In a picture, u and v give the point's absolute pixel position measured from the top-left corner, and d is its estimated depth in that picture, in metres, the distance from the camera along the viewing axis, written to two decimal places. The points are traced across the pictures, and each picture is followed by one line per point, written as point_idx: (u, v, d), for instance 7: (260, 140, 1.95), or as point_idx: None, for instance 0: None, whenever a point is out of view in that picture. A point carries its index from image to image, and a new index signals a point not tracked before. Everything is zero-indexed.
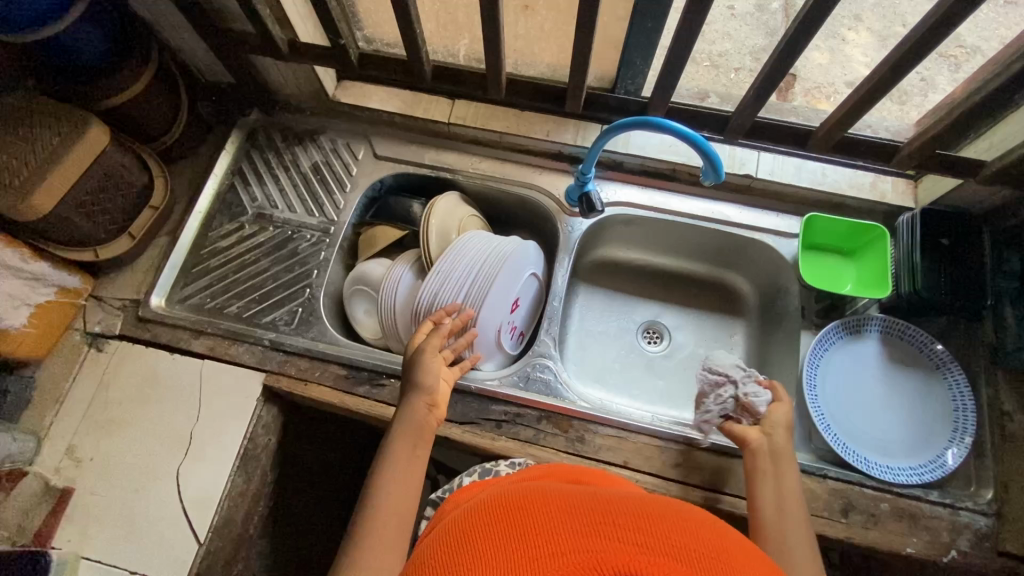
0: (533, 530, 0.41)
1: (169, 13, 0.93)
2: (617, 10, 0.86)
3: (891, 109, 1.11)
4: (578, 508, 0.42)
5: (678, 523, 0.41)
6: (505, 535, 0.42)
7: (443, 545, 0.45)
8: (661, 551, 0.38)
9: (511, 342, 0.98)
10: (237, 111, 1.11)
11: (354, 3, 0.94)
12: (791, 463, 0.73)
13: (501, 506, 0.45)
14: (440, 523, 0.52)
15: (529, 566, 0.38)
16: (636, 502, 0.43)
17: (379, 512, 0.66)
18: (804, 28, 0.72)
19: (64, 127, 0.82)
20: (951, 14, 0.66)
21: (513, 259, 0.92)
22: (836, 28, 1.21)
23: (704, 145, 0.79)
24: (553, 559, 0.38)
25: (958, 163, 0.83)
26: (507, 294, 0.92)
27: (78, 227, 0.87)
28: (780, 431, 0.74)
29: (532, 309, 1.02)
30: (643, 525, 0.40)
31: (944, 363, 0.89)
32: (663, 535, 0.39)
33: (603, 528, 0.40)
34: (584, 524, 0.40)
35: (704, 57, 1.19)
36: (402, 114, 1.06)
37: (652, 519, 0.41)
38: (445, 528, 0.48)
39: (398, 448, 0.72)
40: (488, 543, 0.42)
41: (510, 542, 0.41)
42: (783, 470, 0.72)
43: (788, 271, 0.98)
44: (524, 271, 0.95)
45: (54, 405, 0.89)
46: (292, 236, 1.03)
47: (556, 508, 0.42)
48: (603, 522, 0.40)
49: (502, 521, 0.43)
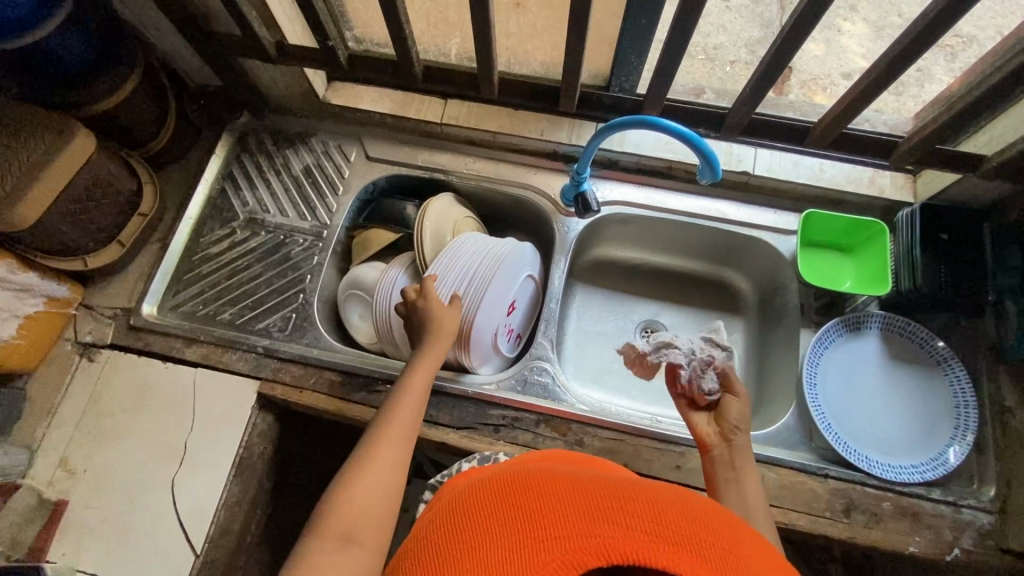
0: (540, 510, 0.40)
1: (153, 15, 0.91)
2: (610, 7, 0.85)
3: (888, 101, 1.10)
4: (587, 492, 0.41)
5: (687, 514, 0.40)
6: (511, 514, 0.41)
7: (448, 522, 0.45)
8: (670, 537, 0.37)
9: (510, 345, 0.97)
10: (227, 115, 1.09)
11: (343, 3, 0.92)
12: (752, 467, 0.69)
13: (507, 488, 0.44)
14: (440, 505, 0.51)
15: (534, 548, 0.37)
16: (647, 495, 0.42)
17: (387, 431, 0.68)
18: (801, 24, 0.70)
19: (49, 134, 0.80)
20: (950, 9, 0.65)
21: (511, 259, 0.91)
22: (832, 18, 1.19)
23: (700, 144, 0.77)
24: (560, 537, 0.37)
25: (957, 159, 0.82)
26: (506, 295, 0.91)
27: (66, 236, 0.86)
28: (739, 435, 0.71)
29: (530, 311, 1.01)
30: (653, 515, 0.39)
31: (945, 359, 0.88)
32: (672, 524, 0.38)
33: (611, 513, 0.39)
34: (593, 509, 0.39)
35: (699, 50, 1.17)
36: (394, 115, 1.05)
37: (663, 509, 0.40)
38: (450, 503, 0.48)
39: (412, 380, 0.74)
40: (493, 522, 0.41)
41: (515, 521, 0.40)
42: (744, 475, 0.69)
43: (787, 268, 0.97)
44: (522, 271, 0.95)
45: (46, 416, 0.88)
46: (284, 240, 1.01)
47: (564, 491, 0.42)
48: (611, 507, 0.39)
49: (508, 501, 0.42)
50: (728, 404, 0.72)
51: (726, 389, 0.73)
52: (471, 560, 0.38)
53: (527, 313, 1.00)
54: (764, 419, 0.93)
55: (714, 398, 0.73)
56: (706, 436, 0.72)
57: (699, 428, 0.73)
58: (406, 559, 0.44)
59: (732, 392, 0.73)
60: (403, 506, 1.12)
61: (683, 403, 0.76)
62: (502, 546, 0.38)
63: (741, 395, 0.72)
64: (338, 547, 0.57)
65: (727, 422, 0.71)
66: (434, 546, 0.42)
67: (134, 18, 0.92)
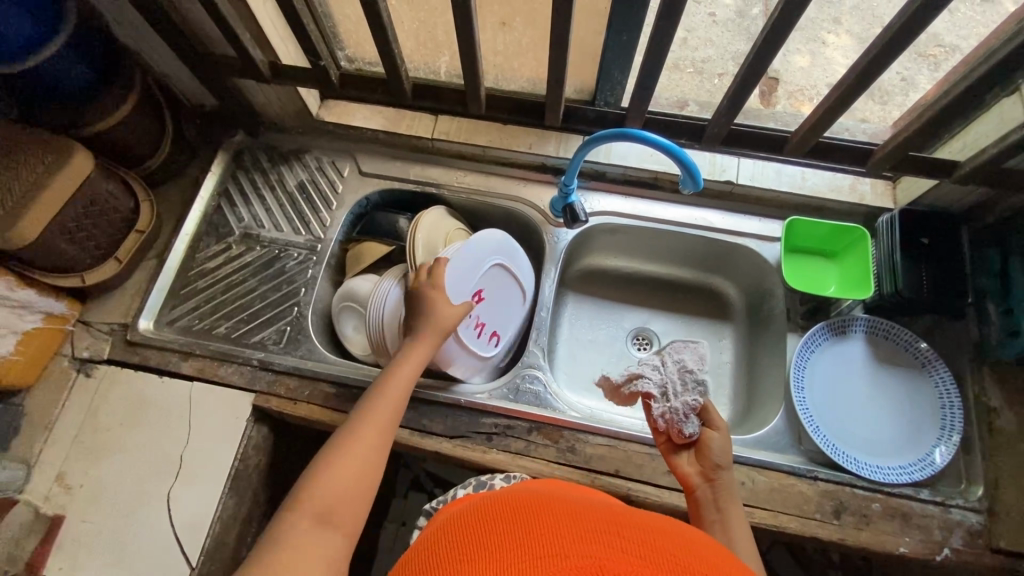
0: (538, 530, 0.41)
1: (152, 39, 0.94)
2: (593, 24, 0.88)
3: (873, 110, 1.14)
4: (585, 519, 0.42)
5: (677, 546, 0.41)
6: (512, 528, 0.42)
7: (446, 537, 0.45)
8: (662, 562, 0.38)
9: (484, 345, 0.94)
10: (223, 134, 1.12)
11: (335, 24, 0.95)
12: (737, 507, 0.68)
13: (508, 509, 0.45)
14: (437, 525, 0.50)
15: (533, 564, 0.37)
16: (645, 527, 0.42)
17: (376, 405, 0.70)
18: (771, 39, 0.73)
19: (50, 155, 0.83)
20: (913, 22, 0.68)
21: (468, 250, 0.90)
22: (816, 31, 1.23)
23: (680, 154, 0.80)
24: (557, 551, 0.38)
25: (932, 165, 0.85)
26: (467, 285, 0.89)
27: (64, 254, 0.88)
28: (722, 473, 0.70)
29: (508, 310, 0.98)
30: (651, 546, 0.40)
31: (929, 361, 0.90)
32: (664, 552, 0.39)
33: (607, 536, 0.40)
34: (593, 530, 0.40)
35: (687, 64, 1.21)
36: (385, 131, 1.08)
37: (654, 537, 0.41)
38: (450, 522, 0.48)
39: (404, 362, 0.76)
40: (492, 534, 0.42)
41: (515, 534, 0.41)
42: (728, 513, 0.67)
43: (772, 274, 0.99)
44: (486, 263, 0.93)
45: (43, 432, 0.89)
46: (279, 255, 1.03)
47: (563, 516, 0.43)
48: (610, 534, 0.40)
49: (507, 516, 0.43)
50: (706, 441, 0.72)
51: (707, 422, 0.74)
52: (468, 571, 0.38)
53: (500, 311, 0.97)
54: (754, 423, 0.94)
55: (695, 436, 0.73)
56: (690, 477, 0.72)
57: (684, 469, 0.73)
58: (402, 571, 0.44)
59: (710, 428, 0.73)
60: (399, 519, 1.13)
61: (669, 445, 0.76)
62: (499, 561, 0.38)
63: (721, 430, 0.73)
64: (313, 525, 0.58)
65: (707, 460, 0.71)
66: (432, 557, 0.43)
67: (133, 42, 0.95)
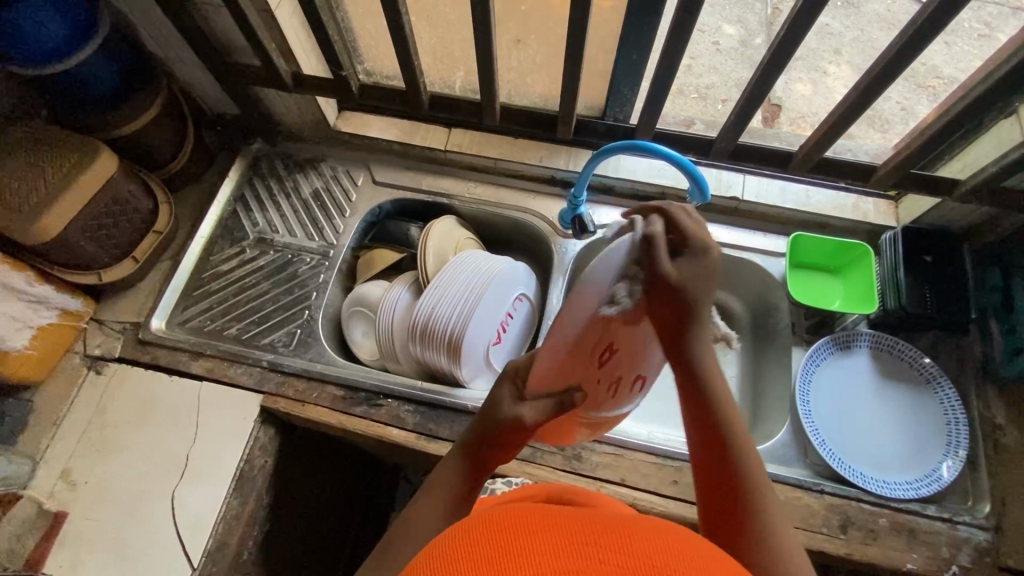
0: (493, 547, 0.34)
1: (178, 46, 0.98)
2: (604, 44, 0.92)
3: (872, 137, 1.17)
4: (550, 525, 0.36)
5: (665, 548, 0.34)
6: (459, 553, 0.35)
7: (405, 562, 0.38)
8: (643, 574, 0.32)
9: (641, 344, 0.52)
10: (242, 140, 1.15)
11: (356, 37, 0.99)
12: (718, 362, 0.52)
13: (463, 525, 0.38)
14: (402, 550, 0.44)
15: None
16: (622, 523, 0.37)
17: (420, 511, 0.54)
18: (776, 60, 0.77)
19: (75, 155, 0.85)
20: (908, 47, 0.71)
21: None
22: (817, 61, 1.27)
23: (692, 168, 0.82)
24: None
25: (932, 183, 0.87)
26: None
27: (83, 251, 0.90)
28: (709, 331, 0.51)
29: None
30: (628, 548, 0.34)
31: (934, 377, 0.90)
32: (644, 556, 0.33)
33: (581, 546, 0.34)
34: (554, 542, 0.34)
35: (691, 89, 1.24)
36: (400, 142, 1.10)
37: (624, 536, 0.35)
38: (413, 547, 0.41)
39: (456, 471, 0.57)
40: (442, 562, 0.35)
41: (467, 559, 0.34)
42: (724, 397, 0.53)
43: (777, 289, 1.00)
44: None
45: (51, 428, 0.90)
46: (292, 259, 1.05)
47: (520, 523, 0.36)
48: (584, 542, 0.34)
49: (471, 528, 0.37)
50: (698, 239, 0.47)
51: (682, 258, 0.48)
52: None
53: None
54: (759, 437, 0.94)
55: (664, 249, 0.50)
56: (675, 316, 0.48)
57: (671, 267, 0.46)
58: None
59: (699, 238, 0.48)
60: None
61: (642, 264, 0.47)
62: None
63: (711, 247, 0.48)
64: None
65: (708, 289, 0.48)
66: None
67: (160, 50, 0.99)
